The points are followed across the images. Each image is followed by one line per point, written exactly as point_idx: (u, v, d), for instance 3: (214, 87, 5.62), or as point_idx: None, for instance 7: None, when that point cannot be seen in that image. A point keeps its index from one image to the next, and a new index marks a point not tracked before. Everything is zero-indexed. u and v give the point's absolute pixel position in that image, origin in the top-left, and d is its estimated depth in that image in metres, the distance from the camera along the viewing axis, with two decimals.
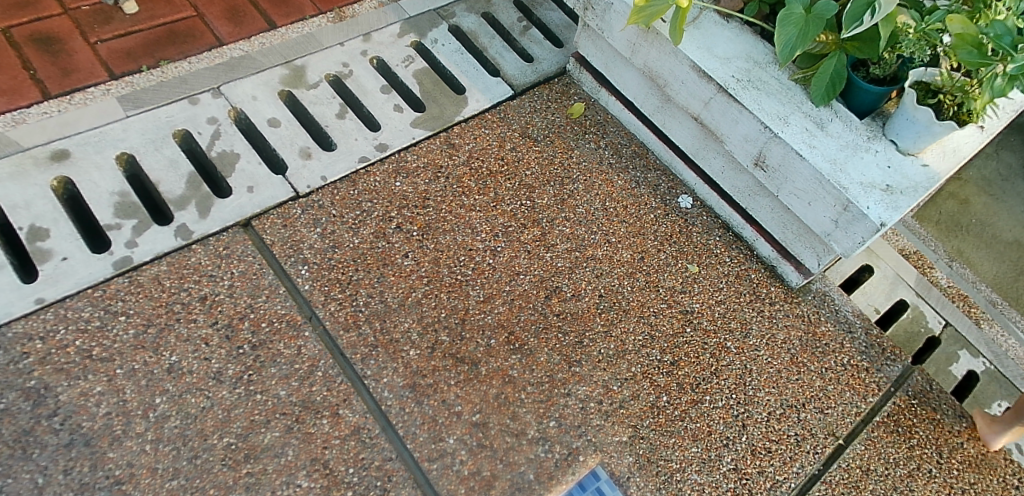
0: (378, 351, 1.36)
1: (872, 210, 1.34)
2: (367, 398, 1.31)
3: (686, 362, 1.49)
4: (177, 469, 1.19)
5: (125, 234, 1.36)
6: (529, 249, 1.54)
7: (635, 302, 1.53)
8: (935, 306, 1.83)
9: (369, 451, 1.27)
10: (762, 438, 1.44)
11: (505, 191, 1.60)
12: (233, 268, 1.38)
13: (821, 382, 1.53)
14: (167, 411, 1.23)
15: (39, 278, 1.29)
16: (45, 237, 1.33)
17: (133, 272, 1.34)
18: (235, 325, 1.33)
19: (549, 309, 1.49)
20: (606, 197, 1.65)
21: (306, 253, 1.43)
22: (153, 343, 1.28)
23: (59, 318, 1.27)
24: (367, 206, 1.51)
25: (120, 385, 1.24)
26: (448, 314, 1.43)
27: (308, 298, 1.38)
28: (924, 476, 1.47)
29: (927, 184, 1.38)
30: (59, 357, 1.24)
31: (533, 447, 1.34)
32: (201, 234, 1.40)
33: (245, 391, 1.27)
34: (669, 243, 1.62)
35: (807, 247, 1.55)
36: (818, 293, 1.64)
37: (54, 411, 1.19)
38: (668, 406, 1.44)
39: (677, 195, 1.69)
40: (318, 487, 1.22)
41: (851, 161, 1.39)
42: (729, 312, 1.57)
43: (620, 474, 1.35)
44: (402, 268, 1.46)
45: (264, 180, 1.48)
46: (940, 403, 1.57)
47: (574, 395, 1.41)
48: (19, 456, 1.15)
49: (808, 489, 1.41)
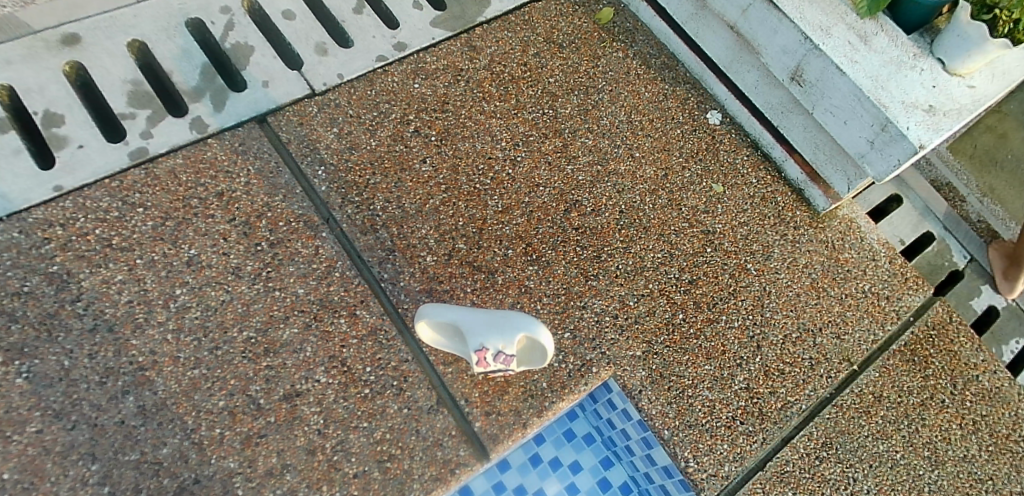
0: (395, 256, 1.36)
1: (912, 131, 1.29)
2: (384, 301, 1.33)
3: (704, 281, 1.47)
4: (199, 359, 1.23)
5: (140, 124, 1.34)
6: (550, 161, 1.50)
7: (656, 220, 1.50)
8: (961, 240, 1.80)
9: (386, 352, 1.29)
10: (777, 360, 1.44)
11: (527, 98, 1.55)
12: (250, 165, 1.36)
13: (841, 308, 1.50)
14: (188, 302, 1.26)
15: (56, 165, 1.29)
16: (61, 123, 1.31)
17: (149, 164, 1.32)
18: (253, 223, 1.32)
19: (568, 223, 1.46)
20: (632, 110, 1.59)
21: (323, 154, 1.40)
22: (171, 235, 1.29)
23: (78, 207, 1.27)
24: (385, 108, 1.46)
25: (140, 275, 1.25)
26: (466, 223, 1.41)
27: (325, 200, 1.37)
28: (936, 406, 1.47)
29: (970, 108, 1.33)
30: (80, 245, 1.24)
31: (547, 357, 1.35)
32: (216, 128, 1.37)
33: (265, 287, 1.29)
34: (695, 160, 1.57)
35: (838, 169, 1.51)
36: (846, 219, 1.59)
37: (77, 297, 1.22)
38: (684, 323, 1.43)
39: (706, 110, 1.62)
40: (336, 383, 1.26)
41: (894, 79, 1.32)
42: (752, 234, 1.53)
43: (632, 387, 1.37)
44: (420, 174, 1.43)
45: (279, 75, 1.44)
46: (959, 335, 1.54)
47: (590, 308, 1.40)
48: (44, 338, 1.19)
49: (819, 411, 1.42)
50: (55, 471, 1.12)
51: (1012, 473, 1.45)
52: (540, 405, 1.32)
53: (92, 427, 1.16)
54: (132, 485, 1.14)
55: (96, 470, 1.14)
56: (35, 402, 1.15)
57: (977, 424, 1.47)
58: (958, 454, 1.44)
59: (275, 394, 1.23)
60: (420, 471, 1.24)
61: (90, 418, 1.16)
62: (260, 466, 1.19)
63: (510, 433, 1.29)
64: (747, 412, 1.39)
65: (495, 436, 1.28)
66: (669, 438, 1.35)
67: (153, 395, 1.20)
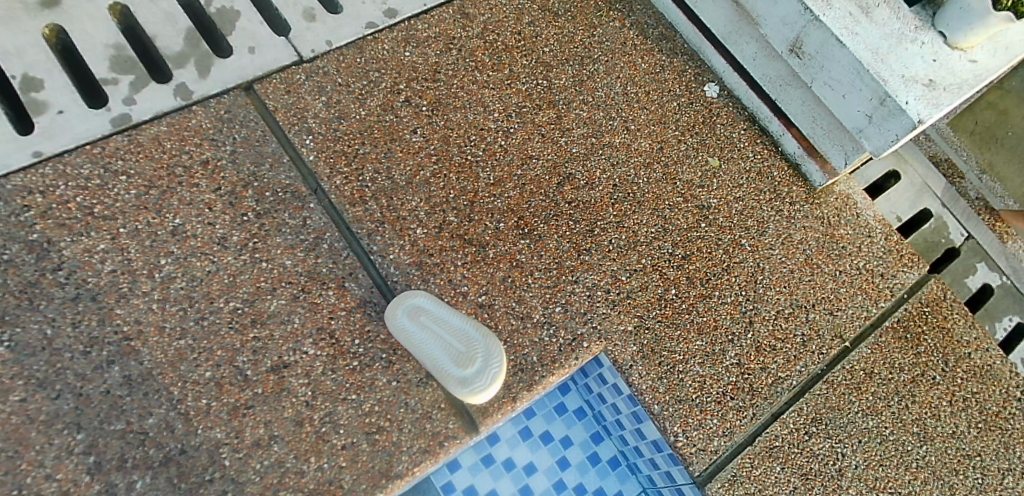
0: (384, 228, 1.34)
1: (911, 106, 1.27)
2: (373, 273, 1.31)
3: (697, 256, 1.45)
4: (184, 329, 1.22)
5: (122, 90, 1.31)
6: (543, 133, 1.48)
7: (650, 194, 1.48)
8: (958, 218, 1.79)
9: (375, 324, 1.28)
10: (768, 336, 1.43)
11: (521, 68, 1.51)
12: (236, 133, 1.33)
13: (834, 285, 1.49)
14: (173, 272, 1.24)
15: (36, 131, 1.26)
16: (40, 88, 1.28)
17: (132, 131, 1.30)
18: (239, 193, 1.30)
19: (561, 197, 1.44)
20: (628, 81, 1.56)
21: (311, 123, 1.37)
22: (155, 205, 1.27)
23: (58, 174, 1.24)
24: (375, 76, 1.43)
25: (124, 244, 1.23)
26: (457, 195, 1.39)
27: (313, 170, 1.35)
28: (927, 382, 1.47)
29: (971, 82, 1.31)
30: (61, 213, 1.22)
31: (538, 331, 1.34)
32: (201, 95, 1.34)
33: (251, 258, 1.27)
34: (691, 133, 1.54)
35: (835, 144, 1.49)
36: (842, 195, 1.57)
37: (58, 265, 1.20)
38: (676, 298, 1.42)
39: (703, 83, 1.59)
40: (324, 355, 1.25)
41: (895, 52, 1.29)
42: (747, 210, 1.51)
43: (623, 362, 1.37)
44: (410, 145, 1.40)
45: (266, 41, 1.40)
46: (952, 312, 1.54)
47: (582, 282, 1.39)
48: (26, 307, 1.17)
49: (810, 387, 1.42)
50: (40, 440, 1.12)
51: (1000, 450, 1.46)
52: (530, 379, 1.31)
53: (76, 396, 1.15)
54: (117, 454, 1.14)
55: (81, 439, 1.13)
56: (18, 371, 1.14)
57: (968, 401, 1.47)
58: (947, 431, 1.45)
59: (262, 365, 1.22)
60: (408, 443, 1.23)
61: (75, 387, 1.15)
62: (248, 436, 1.19)
63: (499, 406, 1.29)
64: (737, 388, 1.39)
65: (484, 410, 1.28)
66: (658, 413, 1.35)
67: (138, 366, 1.19)
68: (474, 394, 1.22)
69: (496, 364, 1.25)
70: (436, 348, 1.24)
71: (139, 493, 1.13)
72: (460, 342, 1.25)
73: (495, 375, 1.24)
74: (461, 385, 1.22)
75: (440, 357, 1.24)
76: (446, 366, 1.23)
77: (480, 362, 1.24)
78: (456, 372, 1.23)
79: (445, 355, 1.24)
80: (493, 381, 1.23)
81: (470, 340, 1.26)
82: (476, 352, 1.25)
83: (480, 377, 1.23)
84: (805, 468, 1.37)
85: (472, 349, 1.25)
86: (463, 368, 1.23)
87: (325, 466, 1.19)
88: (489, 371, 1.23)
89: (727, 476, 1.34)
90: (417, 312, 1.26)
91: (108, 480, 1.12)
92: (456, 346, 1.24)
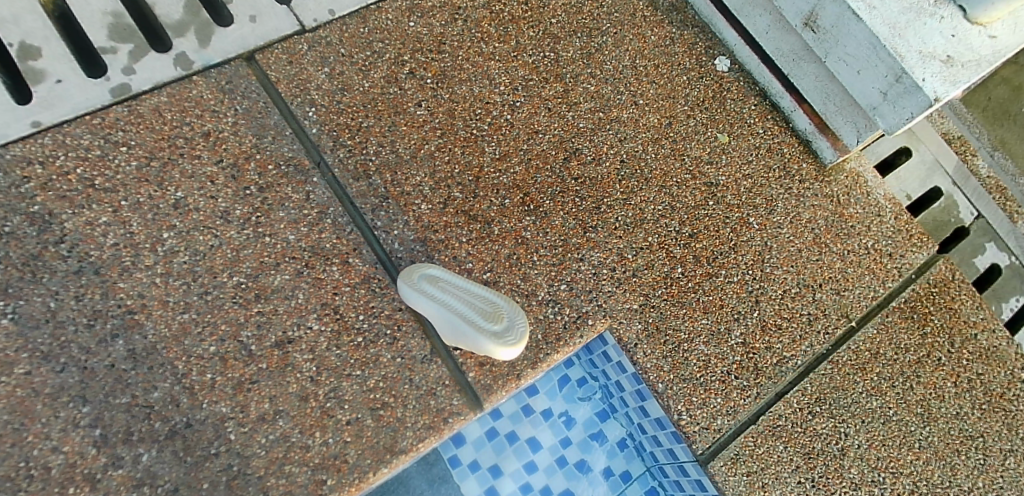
0: (388, 203, 1.32)
1: (927, 83, 1.24)
2: (377, 249, 1.30)
3: (705, 235, 1.44)
4: (188, 303, 1.21)
5: (121, 59, 1.29)
6: (550, 107, 1.45)
7: (658, 171, 1.45)
8: (969, 197, 1.76)
9: (379, 300, 1.28)
10: (774, 315, 1.42)
11: (528, 40, 1.48)
12: (237, 104, 1.31)
13: (842, 264, 1.48)
14: (176, 246, 1.23)
15: (34, 101, 1.24)
16: (37, 56, 1.26)
17: (131, 101, 1.27)
18: (241, 166, 1.28)
19: (567, 172, 1.42)
20: (637, 54, 1.52)
21: (314, 94, 1.34)
22: (157, 177, 1.25)
23: (58, 144, 1.22)
24: (378, 47, 1.40)
25: (126, 217, 1.22)
26: (462, 170, 1.37)
27: (316, 143, 1.32)
28: (932, 364, 1.46)
29: (990, 59, 1.27)
30: (61, 185, 1.21)
31: (543, 309, 1.34)
32: (202, 64, 1.32)
33: (254, 233, 1.26)
34: (700, 109, 1.51)
35: (848, 121, 1.46)
36: (853, 173, 1.54)
37: (60, 238, 1.19)
38: (682, 277, 1.40)
39: (714, 56, 1.55)
40: (329, 331, 1.25)
41: (913, 27, 1.26)
42: (756, 187, 1.49)
43: (628, 341, 1.36)
44: (415, 118, 1.38)
45: (266, 9, 1.37)
46: (959, 293, 1.52)
47: (587, 260, 1.37)
48: (29, 280, 1.16)
49: (814, 367, 1.41)
50: (45, 413, 1.12)
51: (1003, 431, 1.46)
52: (535, 356, 1.31)
53: (81, 370, 1.15)
54: (123, 427, 1.14)
55: (87, 412, 1.14)
56: (22, 343, 1.14)
57: (972, 382, 1.47)
58: (951, 412, 1.44)
59: (266, 340, 1.22)
60: (413, 419, 1.24)
61: (80, 361, 1.15)
62: (253, 411, 1.19)
63: (503, 383, 1.29)
64: (742, 367, 1.38)
65: (488, 387, 1.28)
66: (663, 392, 1.35)
67: (143, 339, 1.19)
68: (504, 347, 1.18)
69: (520, 323, 1.22)
70: (460, 306, 1.21)
71: (145, 466, 1.13)
72: (483, 303, 1.22)
73: (522, 330, 1.21)
74: (489, 339, 1.18)
75: (466, 314, 1.20)
76: (473, 321, 1.19)
77: (506, 320, 1.21)
78: (484, 326, 1.19)
79: (471, 312, 1.20)
80: (520, 337, 1.20)
81: (493, 301, 1.23)
82: (501, 311, 1.22)
83: (508, 331, 1.19)
84: (807, 447, 1.37)
85: (496, 308, 1.22)
86: (491, 323, 1.20)
87: (330, 441, 1.20)
88: (516, 327, 1.21)
89: (730, 454, 1.34)
90: (435, 279, 1.25)
91: (114, 453, 1.13)
92: (480, 306, 1.21)
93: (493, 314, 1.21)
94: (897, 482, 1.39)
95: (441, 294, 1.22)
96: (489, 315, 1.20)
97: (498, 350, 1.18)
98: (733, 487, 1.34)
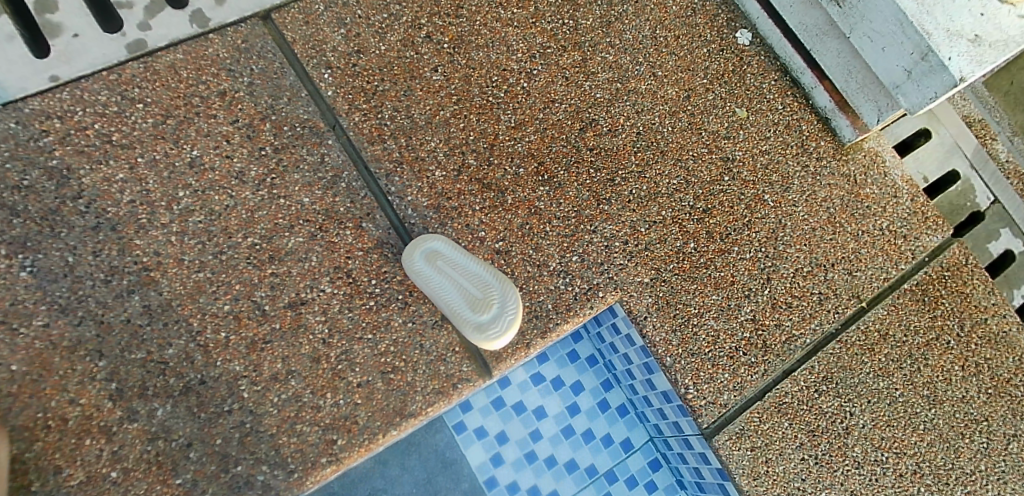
0: (403, 168, 1.32)
1: (953, 62, 1.22)
2: (390, 215, 1.30)
3: (719, 210, 1.43)
4: (203, 262, 1.22)
5: (137, 14, 1.27)
6: (567, 76, 1.43)
7: (674, 143, 1.44)
8: (986, 181, 1.74)
9: (391, 266, 1.28)
10: (785, 293, 1.42)
11: (547, 6, 1.45)
12: (253, 64, 1.30)
13: (856, 245, 1.46)
14: (191, 205, 1.23)
15: (52, 54, 1.23)
16: (54, 9, 1.24)
17: (148, 58, 1.27)
18: (256, 126, 1.28)
19: (583, 143, 1.41)
20: (657, 24, 1.48)
21: (329, 56, 1.33)
22: (173, 135, 1.25)
23: (76, 99, 1.22)
24: (395, 10, 1.37)
25: (142, 175, 1.23)
26: (477, 138, 1.37)
27: (331, 106, 1.32)
28: (941, 347, 1.45)
29: (1018, 40, 1.26)
30: (79, 140, 1.21)
31: (554, 279, 1.34)
32: (218, 22, 1.30)
33: (268, 194, 1.26)
34: (720, 82, 1.48)
35: (869, 99, 1.43)
36: (871, 152, 1.51)
37: (78, 194, 1.20)
38: (695, 252, 1.40)
39: (735, 29, 1.50)
40: (341, 294, 1.25)
41: (942, 2, 1.23)
42: (773, 164, 1.47)
43: (638, 313, 1.37)
44: (431, 83, 1.37)
45: None
46: (973, 278, 1.50)
47: (600, 232, 1.37)
48: (48, 234, 1.18)
49: (824, 346, 1.42)
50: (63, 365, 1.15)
51: (1008, 415, 1.45)
52: (544, 325, 1.32)
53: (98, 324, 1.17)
54: (139, 382, 1.17)
55: (103, 366, 1.16)
56: (41, 296, 1.16)
57: (981, 366, 1.46)
58: (957, 395, 1.44)
59: (280, 301, 1.23)
60: (423, 384, 1.25)
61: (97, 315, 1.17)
62: (266, 370, 1.20)
63: (512, 352, 1.30)
64: (750, 344, 1.39)
65: (497, 355, 1.29)
66: (671, 365, 1.36)
67: (158, 296, 1.20)
68: (489, 339, 1.23)
69: (511, 309, 1.25)
70: (452, 293, 1.24)
71: (160, 420, 1.16)
72: (476, 288, 1.25)
73: (511, 322, 1.24)
74: (476, 331, 1.23)
75: (456, 303, 1.24)
76: (462, 312, 1.24)
77: (496, 308, 1.24)
78: (472, 318, 1.23)
79: (461, 301, 1.24)
80: (508, 326, 1.23)
81: (486, 285, 1.25)
82: (491, 298, 1.25)
83: (496, 323, 1.23)
84: (812, 424, 1.39)
85: (487, 294, 1.25)
86: (478, 314, 1.23)
87: (341, 402, 1.22)
88: (503, 317, 1.24)
89: (734, 429, 1.36)
90: (433, 256, 1.26)
91: (130, 406, 1.16)
92: (472, 292, 1.24)
93: (483, 299, 1.24)
94: (900, 463, 1.40)
95: (436, 276, 1.25)
96: (479, 301, 1.24)
97: (483, 341, 1.23)
98: (736, 461, 1.36)
